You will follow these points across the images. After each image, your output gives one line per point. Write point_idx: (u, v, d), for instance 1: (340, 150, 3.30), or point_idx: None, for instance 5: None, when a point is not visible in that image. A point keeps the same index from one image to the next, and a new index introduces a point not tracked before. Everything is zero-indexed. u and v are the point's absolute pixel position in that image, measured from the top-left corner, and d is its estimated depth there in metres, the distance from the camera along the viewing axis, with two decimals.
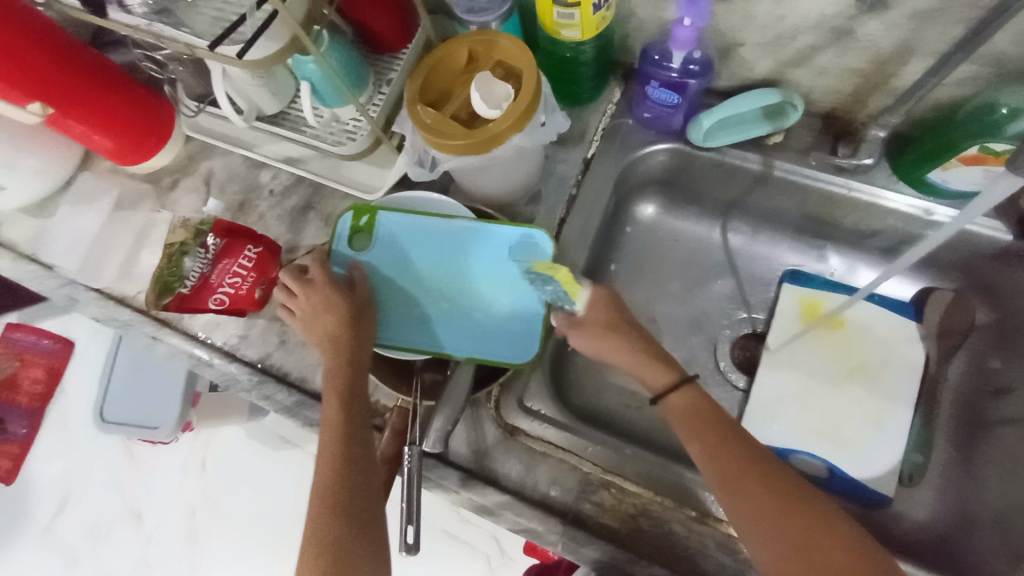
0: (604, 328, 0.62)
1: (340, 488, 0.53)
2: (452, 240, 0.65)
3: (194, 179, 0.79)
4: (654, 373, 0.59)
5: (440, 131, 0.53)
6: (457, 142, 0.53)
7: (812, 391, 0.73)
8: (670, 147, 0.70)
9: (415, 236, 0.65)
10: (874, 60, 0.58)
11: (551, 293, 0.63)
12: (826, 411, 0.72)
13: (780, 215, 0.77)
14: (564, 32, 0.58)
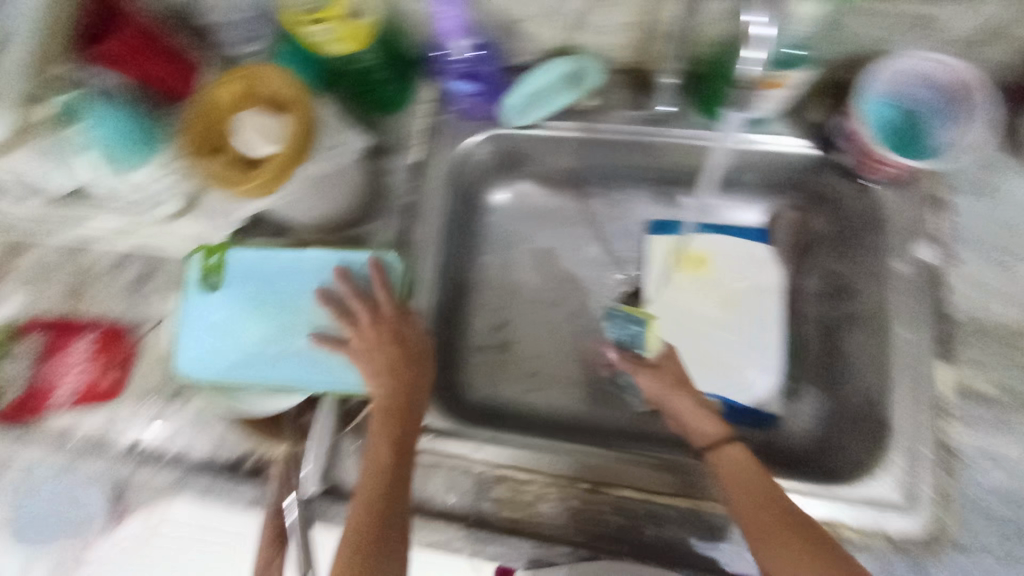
0: (668, 378, 0.67)
1: (398, 485, 0.55)
2: (257, 274, 0.64)
3: (10, 281, 0.71)
4: (703, 428, 0.62)
5: (232, 179, 0.50)
6: (254, 187, 0.50)
7: (689, 332, 0.76)
8: (488, 133, 0.69)
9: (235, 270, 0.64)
10: (647, 12, 0.58)
11: (633, 334, 0.74)
12: (706, 349, 0.74)
13: (624, 172, 0.78)
14: (329, 48, 0.55)
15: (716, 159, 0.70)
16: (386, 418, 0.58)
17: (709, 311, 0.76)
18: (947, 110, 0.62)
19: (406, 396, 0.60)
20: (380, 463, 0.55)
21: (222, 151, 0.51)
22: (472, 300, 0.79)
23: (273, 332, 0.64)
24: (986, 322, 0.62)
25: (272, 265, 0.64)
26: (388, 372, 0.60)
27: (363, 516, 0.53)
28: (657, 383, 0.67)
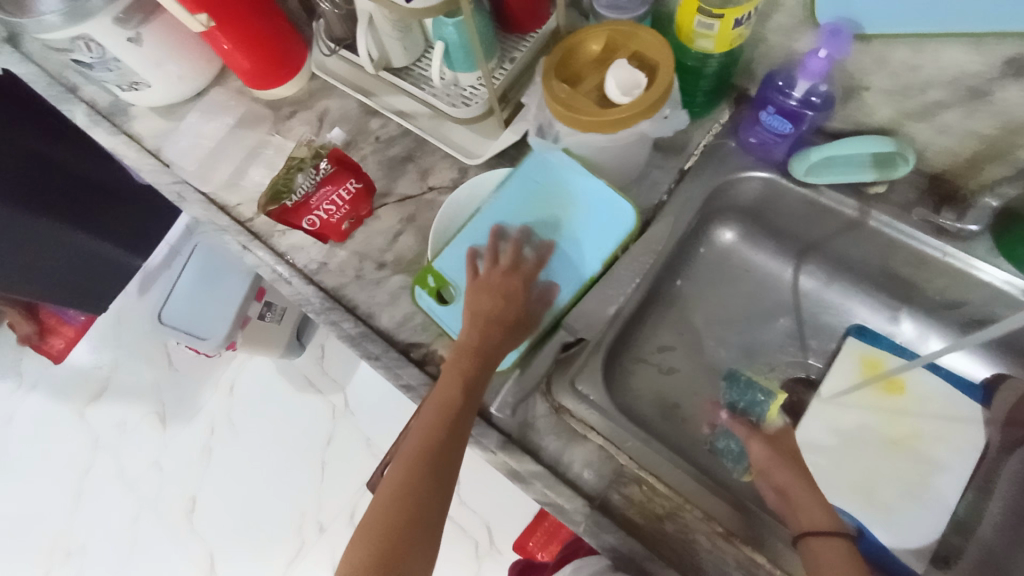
0: (783, 454, 0.65)
1: (459, 425, 0.58)
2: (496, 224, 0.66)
3: (310, 113, 0.84)
4: (809, 513, 0.58)
5: (572, 105, 0.57)
6: (588, 119, 0.56)
7: (855, 447, 0.71)
8: (766, 175, 0.71)
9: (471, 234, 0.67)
10: (1002, 126, 0.57)
11: (755, 401, 0.74)
12: (866, 470, 0.70)
13: (858, 266, 0.76)
14: (699, 41, 0.60)
15: (978, 295, 0.67)
16: (462, 359, 0.60)
17: (886, 438, 0.72)
18: None
19: (491, 341, 0.61)
20: (443, 396, 0.58)
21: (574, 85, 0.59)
22: (655, 312, 0.80)
23: None
24: None
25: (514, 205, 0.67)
26: (483, 320, 0.61)
27: (432, 429, 0.58)
28: (767, 453, 0.66)
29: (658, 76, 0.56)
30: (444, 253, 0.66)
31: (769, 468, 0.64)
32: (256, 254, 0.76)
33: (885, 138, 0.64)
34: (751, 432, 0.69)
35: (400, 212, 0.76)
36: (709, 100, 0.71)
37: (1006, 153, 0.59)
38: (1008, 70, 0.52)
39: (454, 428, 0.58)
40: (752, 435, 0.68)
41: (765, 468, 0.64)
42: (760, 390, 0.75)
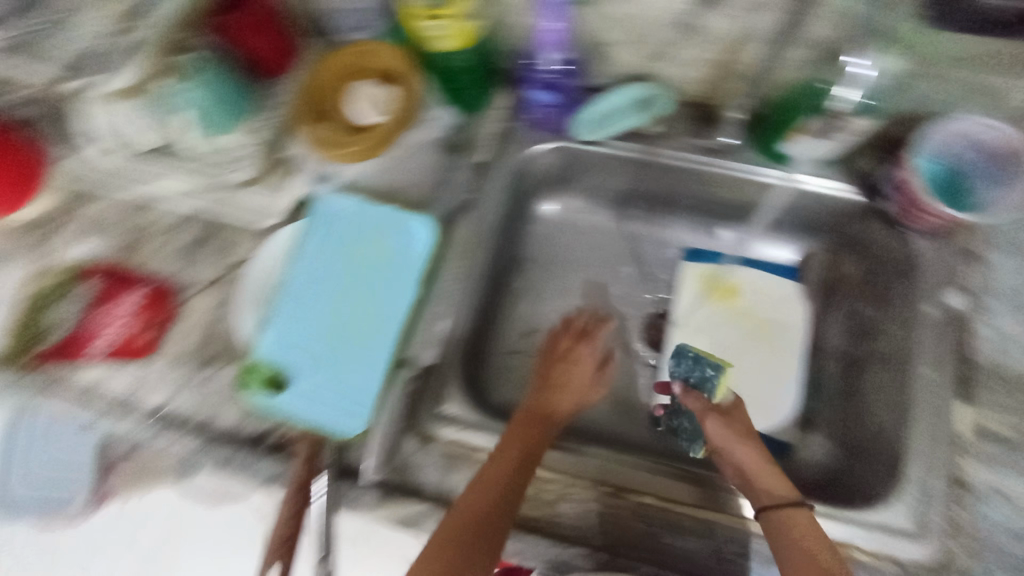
0: (738, 430, 0.66)
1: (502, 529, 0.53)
2: (302, 287, 0.62)
3: (75, 223, 0.73)
4: (769, 490, 0.59)
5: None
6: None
7: (715, 353, 0.78)
8: (554, 145, 0.74)
9: (280, 309, 0.62)
10: (720, 51, 0.63)
11: (706, 377, 0.71)
12: (729, 371, 0.77)
13: (668, 200, 0.82)
14: (436, 42, 0.60)
15: (761, 195, 0.74)
16: (516, 474, 0.56)
17: (738, 335, 0.79)
18: (1000, 177, 0.60)
19: (536, 453, 0.59)
20: (495, 503, 0.53)
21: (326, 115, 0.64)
22: (507, 305, 0.82)
23: (337, 343, 0.61)
24: (1012, 371, 0.61)
25: (314, 261, 0.63)
26: (520, 438, 0.60)
27: (451, 536, 0.52)
28: (721, 429, 0.66)
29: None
30: (266, 341, 0.61)
31: (727, 448, 0.64)
32: (50, 403, 0.65)
33: (635, 85, 0.69)
34: (706, 408, 0.69)
35: (210, 299, 0.69)
36: (481, 93, 0.71)
37: (732, 70, 0.65)
38: (700, 4, 0.57)
39: (486, 530, 0.52)
40: (707, 412, 0.68)
41: (719, 449, 0.65)
42: (709, 363, 0.72)
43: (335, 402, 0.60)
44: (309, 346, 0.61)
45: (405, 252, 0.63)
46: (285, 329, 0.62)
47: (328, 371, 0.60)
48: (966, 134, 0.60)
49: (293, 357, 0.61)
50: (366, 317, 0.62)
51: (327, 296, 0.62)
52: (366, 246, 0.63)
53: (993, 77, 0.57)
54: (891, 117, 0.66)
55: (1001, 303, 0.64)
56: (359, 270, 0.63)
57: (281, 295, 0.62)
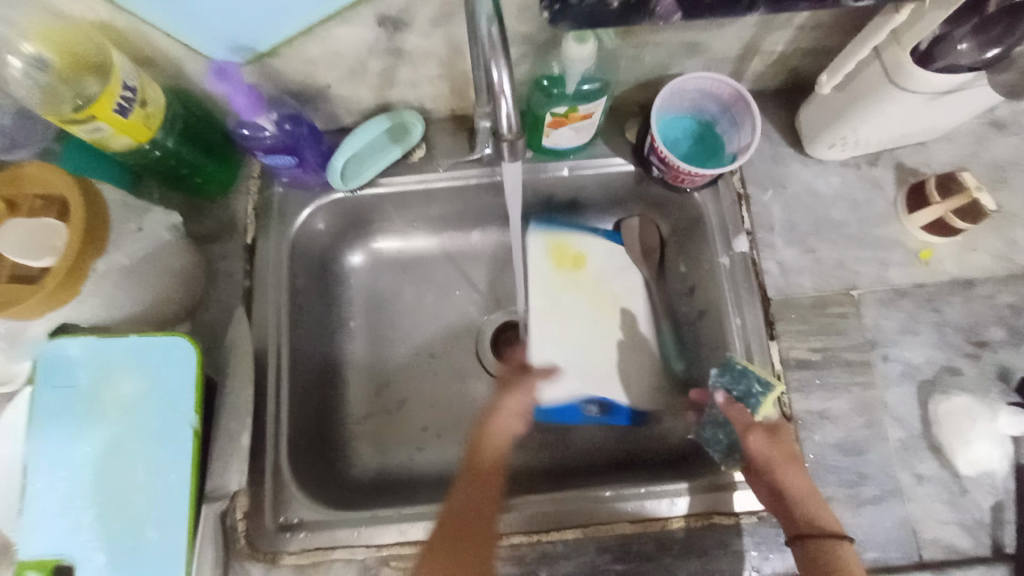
0: (773, 456, 0.57)
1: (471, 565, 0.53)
2: (58, 453, 0.52)
3: None
4: (809, 512, 0.54)
5: (5, 301, 0.45)
6: (35, 300, 0.45)
7: (559, 346, 0.71)
8: (324, 200, 0.67)
9: (37, 487, 0.51)
10: (443, 65, 0.59)
11: (751, 393, 0.59)
12: (575, 364, 0.71)
13: (479, 214, 0.74)
14: (114, 144, 0.51)
15: (550, 187, 0.71)
16: (483, 495, 0.58)
17: (581, 324, 0.72)
18: (731, 118, 0.64)
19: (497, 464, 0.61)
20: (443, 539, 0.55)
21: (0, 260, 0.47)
22: (347, 374, 0.72)
23: (116, 505, 0.51)
24: (801, 298, 0.64)
25: (63, 419, 0.52)
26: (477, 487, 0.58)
27: None
28: (770, 448, 0.57)
29: (71, 204, 0.47)
30: (28, 536, 0.51)
31: (770, 470, 0.56)
32: None
33: (379, 119, 0.64)
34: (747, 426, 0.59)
35: None
36: (216, 166, 0.63)
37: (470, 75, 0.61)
38: (389, 28, 0.52)
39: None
40: (752, 428, 0.59)
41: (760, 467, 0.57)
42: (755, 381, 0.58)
43: (133, 574, 0.50)
44: (87, 518, 0.51)
45: (168, 372, 0.53)
46: (51, 509, 0.51)
47: (117, 540, 0.51)
48: (691, 91, 0.63)
49: (70, 538, 0.51)
50: (139, 466, 0.52)
51: (93, 453, 0.52)
52: (118, 387, 0.53)
53: (709, 31, 0.57)
54: (640, 81, 0.65)
55: (780, 235, 0.66)
56: (120, 411, 0.53)
57: (28, 482, 0.51)
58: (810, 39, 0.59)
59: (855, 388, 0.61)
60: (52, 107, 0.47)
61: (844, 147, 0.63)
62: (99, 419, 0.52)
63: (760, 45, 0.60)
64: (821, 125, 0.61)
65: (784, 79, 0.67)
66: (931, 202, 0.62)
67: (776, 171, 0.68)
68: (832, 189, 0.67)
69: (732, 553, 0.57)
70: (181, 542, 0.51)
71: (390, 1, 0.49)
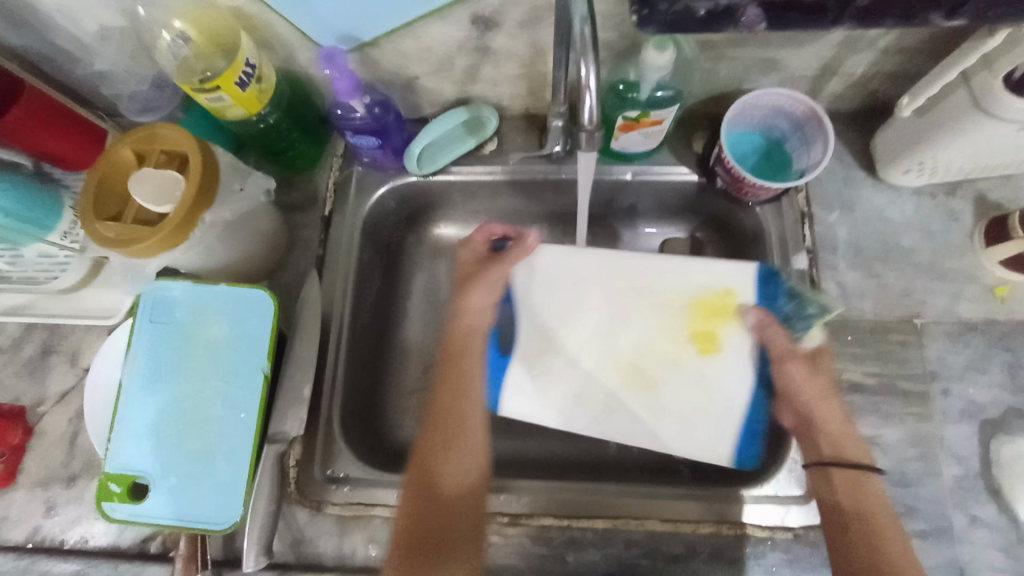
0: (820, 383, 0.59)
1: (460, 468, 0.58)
2: (149, 387, 0.58)
3: None
4: (835, 443, 0.56)
5: (127, 239, 0.51)
6: (150, 243, 0.51)
7: (572, 341, 0.66)
8: (399, 181, 0.72)
9: (127, 415, 0.58)
10: (525, 65, 0.62)
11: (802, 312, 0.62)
12: (597, 367, 0.65)
13: (539, 212, 0.77)
14: (229, 113, 0.57)
15: (613, 189, 0.73)
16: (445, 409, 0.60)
17: (572, 331, 0.67)
18: (801, 136, 0.64)
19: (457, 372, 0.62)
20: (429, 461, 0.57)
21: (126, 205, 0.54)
22: (398, 348, 0.76)
23: (194, 438, 0.57)
24: (860, 321, 0.63)
25: (157, 356, 0.59)
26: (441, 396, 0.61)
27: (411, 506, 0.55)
28: (807, 379, 0.59)
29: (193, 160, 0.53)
30: (116, 455, 0.57)
31: (792, 390, 0.59)
32: None
33: (459, 111, 0.68)
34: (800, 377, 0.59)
35: (65, 412, 0.65)
36: (306, 142, 0.69)
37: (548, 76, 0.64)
38: (480, 27, 0.57)
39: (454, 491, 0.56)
40: (788, 357, 0.60)
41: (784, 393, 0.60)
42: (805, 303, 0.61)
43: (201, 503, 0.55)
44: (166, 448, 0.57)
45: (249, 324, 0.59)
46: (136, 435, 0.57)
47: (191, 470, 0.56)
48: (765, 107, 0.63)
49: (150, 463, 0.57)
50: (216, 406, 0.58)
51: (178, 390, 0.58)
52: (206, 332, 0.59)
53: (788, 48, 0.58)
54: (713, 93, 0.66)
55: (842, 257, 0.66)
56: (205, 355, 0.59)
57: (122, 408, 0.58)
58: (893, 62, 0.59)
59: (910, 418, 0.60)
60: (185, 77, 0.54)
61: (921, 174, 0.62)
62: (187, 360, 0.59)
63: (839, 66, 0.60)
64: (898, 149, 0.61)
65: (864, 102, 0.66)
66: (1015, 236, 0.60)
67: (845, 193, 0.67)
68: (904, 215, 0.66)
69: (762, 566, 0.57)
70: (244, 475, 0.56)
71: (485, 2, 0.53)
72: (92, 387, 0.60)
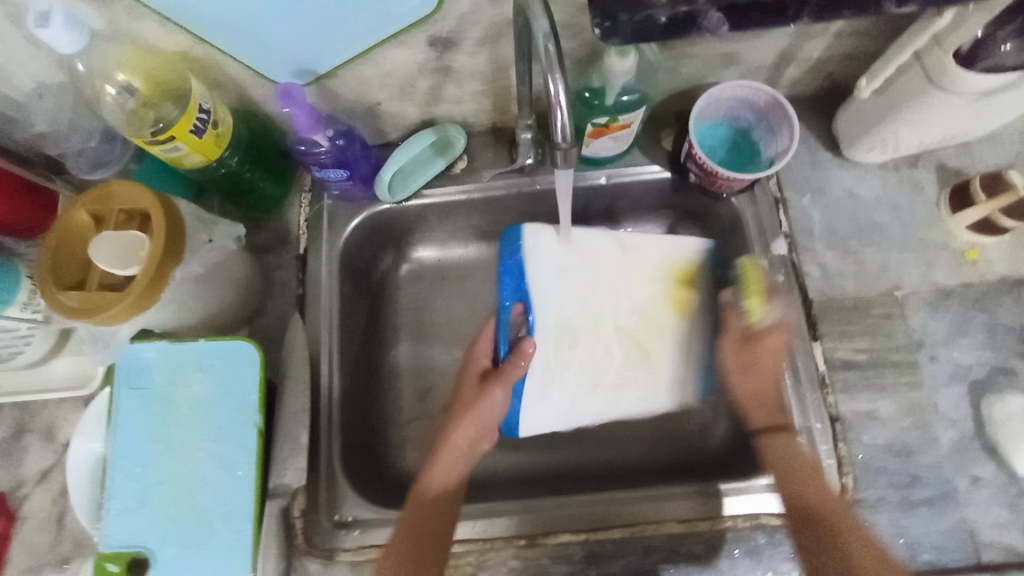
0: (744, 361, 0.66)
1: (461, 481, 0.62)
2: (134, 457, 0.55)
3: None
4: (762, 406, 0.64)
5: (93, 307, 0.49)
6: (118, 309, 0.48)
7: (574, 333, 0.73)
8: (371, 210, 0.70)
9: (114, 489, 0.55)
10: (488, 81, 0.62)
11: None
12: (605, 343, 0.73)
13: (517, 223, 0.77)
14: (187, 162, 0.55)
15: (589, 194, 0.73)
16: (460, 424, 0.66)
17: (592, 328, 0.74)
18: (767, 125, 0.65)
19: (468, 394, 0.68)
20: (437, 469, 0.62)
21: (90, 272, 0.51)
22: (390, 378, 0.74)
23: (188, 504, 0.54)
24: (844, 300, 0.65)
25: (139, 422, 0.56)
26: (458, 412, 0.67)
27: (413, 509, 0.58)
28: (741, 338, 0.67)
29: (155, 216, 0.51)
30: (109, 532, 0.54)
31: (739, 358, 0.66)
32: None
33: (425, 132, 0.67)
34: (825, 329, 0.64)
35: (48, 492, 0.62)
36: (271, 181, 0.67)
37: (513, 89, 0.63)
38: (439, 48, 0.56)
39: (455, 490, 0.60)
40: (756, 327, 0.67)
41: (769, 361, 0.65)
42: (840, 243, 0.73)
43: (205, 571, 0.53)
44: (160, 518, 0.54)
45: (233, 378, 0.57)
46: (127, 509, 0.54)
47: (191, 538, 0.54)
48: (730, 100, 0.64)
49: (145, 537, 0.54)
50: (208, 468, 0.55)
51: (167, 455, 0.55)
52: (189, 391, 0.57)
53: (745, 42, 0.58)
54: (677, 90, 0.67)
55: (819, 238, 0.67)
56: (190, 414, 0.56)
57: (108, 481, 0.55)
58: (847, 45, 0.60)
59: (902, 389, 0.61)
60: (137, 130, 0.52)
61: (884, 151, 0.64)
62: (169, 422, 0.56)
63: (796, 53, 0.61)
64: (859, 130, 0.62)
65: (821, 83, 0.67)
66: (978, 201, 0.62)
67: (814, 176, 0.69)
68: (873, 192, 0.68)
69: (782, 553, 0.58)
70: (248, 535, 0.54)
71: (441, 24, 0.52)
72: (71, 465, 0.57)
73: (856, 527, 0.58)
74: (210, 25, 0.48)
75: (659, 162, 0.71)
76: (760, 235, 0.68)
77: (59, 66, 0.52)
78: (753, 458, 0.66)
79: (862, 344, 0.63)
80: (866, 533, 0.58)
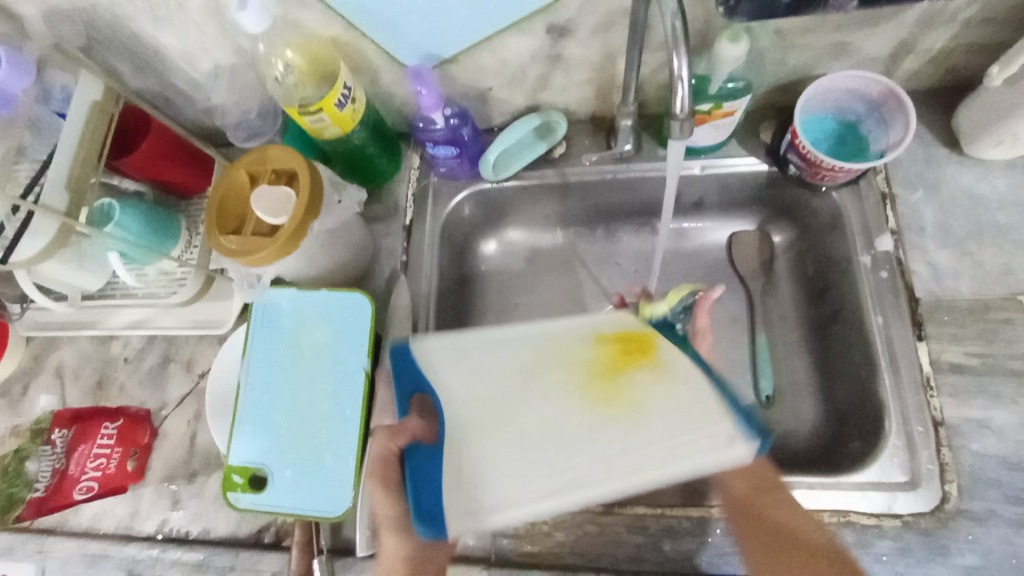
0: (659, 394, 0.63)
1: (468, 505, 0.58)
2: (262, 387, 0.63)
3: (46, 377, 0.75)
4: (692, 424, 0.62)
5: (247, 250, 0.57)
6: (267, 253, 0.56)
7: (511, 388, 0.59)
8: (472, 189, 0.75)
9: (245, 413, 0.63)
10: (594, 69, 0.65)
11: None
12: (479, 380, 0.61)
13: (608, 210, 0.79)
14: (327, 133, 0.63)
15: (682, 185, 0.74)
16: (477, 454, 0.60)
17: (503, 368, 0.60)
18: (878, 118, 0.64)
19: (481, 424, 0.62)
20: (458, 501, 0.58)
21: (243, 221, 0.60)
22: None
23: (304, 433, 0.61)
24: (957, 302, 0.61)
25: (269, 358, 0.64)
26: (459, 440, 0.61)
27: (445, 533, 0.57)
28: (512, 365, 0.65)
29: (302, 176, 0.58)
30: (237, 448, 0.62)
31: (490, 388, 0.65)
32: (60, 550, 0.67)
33: (530, 116, 0.71)
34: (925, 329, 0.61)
35: (185, 415, 0.71)
36: (389, 158, 0.74)
37: (618, 77, 0.66)
38: (554, 36, 0.60)
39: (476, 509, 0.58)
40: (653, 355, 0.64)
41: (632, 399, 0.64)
42: None
43: (316, 492, 0.59)
44: (280, 442, 0.61)
45: (348, 326, 0.64)
46: (253, 431, 0.62)
47: (305, 462, 0.60)
48: (842, 91, 0.63)
49: (266, 457, 0.61)
50: (322, 403, 0.62)
51: (289, 389, 0.63)
52: (311, 335, 0.64)
53: (861, 33, 0.58)
54: (782, 83, 0.67)
55: (931, 237, 0.64)
56: (310, 355, 0.64)
57: (240, 405, 0.63)
58: (973, 37, 0.58)
59: (1021, 399, 0.58)
60: (290, 103, 0.61)
61: (1012, 147, 0.61)
62: (292, 360, 0.64)
63: (914, 44, 0.60)
64: (986, 122, 0.60)
65: (939, 78, 0.65)
66: None
67: (928, 173, 0.66)
68: (996, 193, 0.64)
69: (872, 556, 0.55)
70: (352, 464, 0.60)
71: (561, 11, 0.57)
72: (212, 388, 0.67)
73: (960, 540, 0.54)
74: (354, 8, 0.55)
75: (758, 154, 0.71)
76: (865, 230, 0.66)
77: (233, 48, 0.62)
78: (844, 461, 0.63)
79: (975, 349, 0.59)
80: (972, 546, 0.54)
